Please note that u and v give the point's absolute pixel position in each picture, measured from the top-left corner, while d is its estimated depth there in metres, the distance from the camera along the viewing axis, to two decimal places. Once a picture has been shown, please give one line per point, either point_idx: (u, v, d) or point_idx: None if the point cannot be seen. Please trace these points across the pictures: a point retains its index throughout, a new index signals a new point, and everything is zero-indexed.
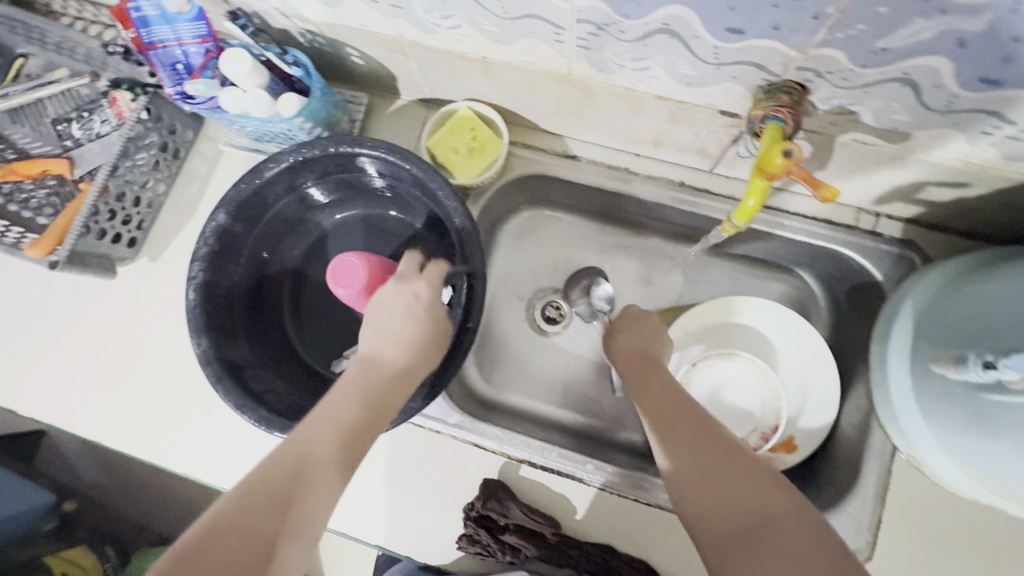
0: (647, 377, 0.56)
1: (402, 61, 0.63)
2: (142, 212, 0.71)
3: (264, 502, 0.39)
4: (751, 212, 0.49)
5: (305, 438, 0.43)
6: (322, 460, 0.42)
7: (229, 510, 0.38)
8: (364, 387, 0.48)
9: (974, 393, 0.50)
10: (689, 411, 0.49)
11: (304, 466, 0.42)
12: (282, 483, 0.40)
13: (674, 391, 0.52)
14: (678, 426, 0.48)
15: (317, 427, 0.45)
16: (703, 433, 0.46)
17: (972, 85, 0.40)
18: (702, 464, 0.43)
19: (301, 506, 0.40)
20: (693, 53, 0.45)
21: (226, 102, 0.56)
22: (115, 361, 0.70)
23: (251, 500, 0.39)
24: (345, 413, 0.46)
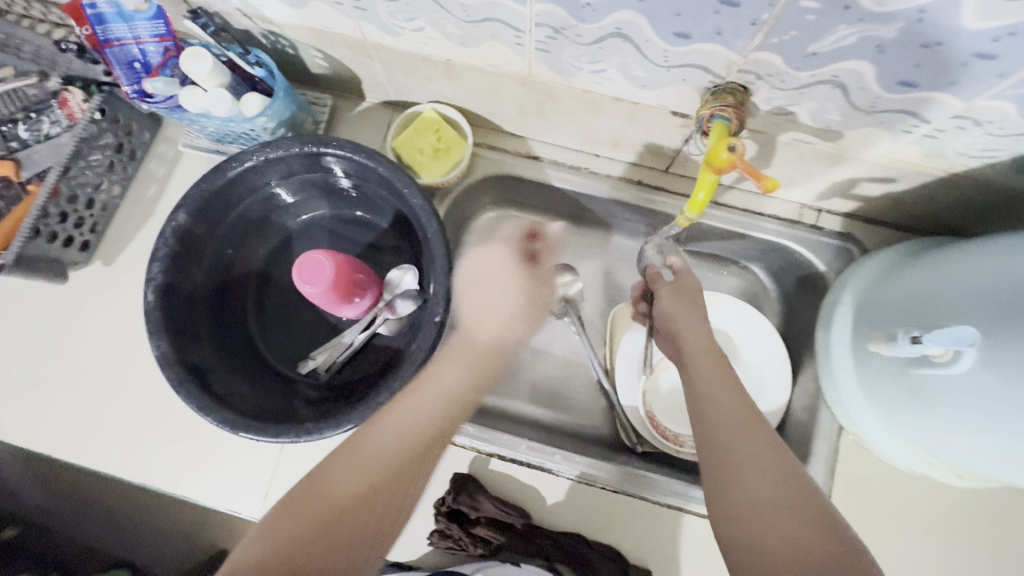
0: (688, 363, 0.55)
1: (367, 63, 0.64)
2: (96, 215, 0.69)
3: (360, 476, 0.48)
4: (702, 205, 0.52)
5: (402, 421, 0.50)
6: (410, 449, 0.50)
7: (335, 476, 0.48)
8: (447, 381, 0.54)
9: (907, 369, 0.53)
10: (738, 403, 0.49)
11: (398, 453, 0.49)
12: (377, 465, 0.48)
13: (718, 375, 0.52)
14: (717, 419, 0.48)
15: (405, 413, 0.51)
16: (748, 431, 0.47)
17: (892, 87, 0.44)
18: (730, 464, 0.45)
19: (395, 488, 0.49)
20: (644, 56, 0.48)
21: (186, 101, 0.56)
22: (66, 369, 0.68)
23: (354, 471, 0.48)
24: (433, 408, 0.52)
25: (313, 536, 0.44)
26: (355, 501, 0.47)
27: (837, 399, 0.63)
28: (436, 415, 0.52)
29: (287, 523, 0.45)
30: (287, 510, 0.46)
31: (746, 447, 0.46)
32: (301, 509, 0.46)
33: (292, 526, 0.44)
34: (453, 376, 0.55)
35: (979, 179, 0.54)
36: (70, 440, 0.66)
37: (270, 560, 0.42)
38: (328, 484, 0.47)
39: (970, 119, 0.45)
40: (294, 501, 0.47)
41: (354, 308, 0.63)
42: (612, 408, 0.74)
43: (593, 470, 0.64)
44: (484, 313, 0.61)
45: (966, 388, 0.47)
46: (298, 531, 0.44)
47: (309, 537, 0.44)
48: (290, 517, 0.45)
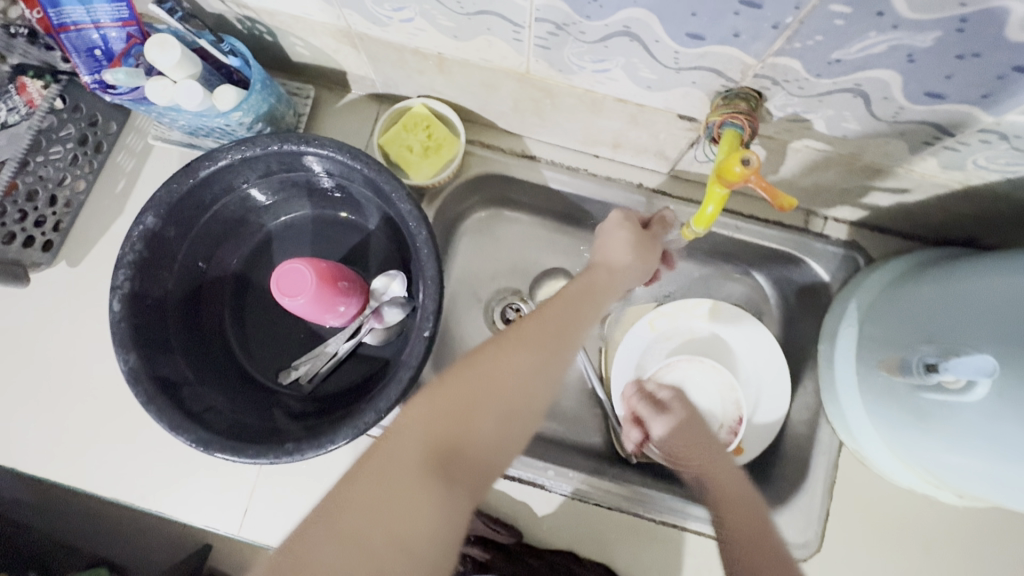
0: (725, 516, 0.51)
1: (352, 53, 0.59)
2: (60, 213, 0.64)
3: (520, 366, 0.44)
4: (711, 218, 0.48)
5: (545, 318, 0.47)
6: (549, 355, 0.45)
7: (500, 363, 0.43)
8: (570, 299, 0.50)
9: (915, 393, 0.51)
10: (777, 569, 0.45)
11: (540, 360, 0.45)
12: (528, 359, 0.44)
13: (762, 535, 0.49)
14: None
15: (548, 321, 0.47)
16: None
17: (918, 98, 0.41)
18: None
19: (546, 381, 0.44)
20: (653, 57, 0.44)
21: (154, 94, 0.52)
22: (31, 377, 0.64)
23: (510, 365, 0.43)
24: (559, 313, 0.48)
25: (481, 409, 0.41)
26: (517, 386, 0.43)
27: (839, 415, 0.61)
28: (561, 321, 0.47)
29: (451, 400, 0.41)
30: (446, 383, 0.42)
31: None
32: (458, 383, 0.42)
33: (451, 407, 0.41)
34: (574, 289, 0.51)
35: (996, 193, 0.51)
36: (35, 453, 0.62)
37: (437, 441, 0.39)
38: (493, 366, 0.43)
39: (997, 133, 0.42)
40: (454, 377, 0.42)
41: (338, 317, 0.59)
42: (607, 418, 0.72)
43: (585, 486, 0.62)
44: (616, 248, 0.55)
45: (979, 413, 0.45)
46: (458, 408, 0.41)
47: (473, 418, 0.41)
48: (448, 394, 0.41)
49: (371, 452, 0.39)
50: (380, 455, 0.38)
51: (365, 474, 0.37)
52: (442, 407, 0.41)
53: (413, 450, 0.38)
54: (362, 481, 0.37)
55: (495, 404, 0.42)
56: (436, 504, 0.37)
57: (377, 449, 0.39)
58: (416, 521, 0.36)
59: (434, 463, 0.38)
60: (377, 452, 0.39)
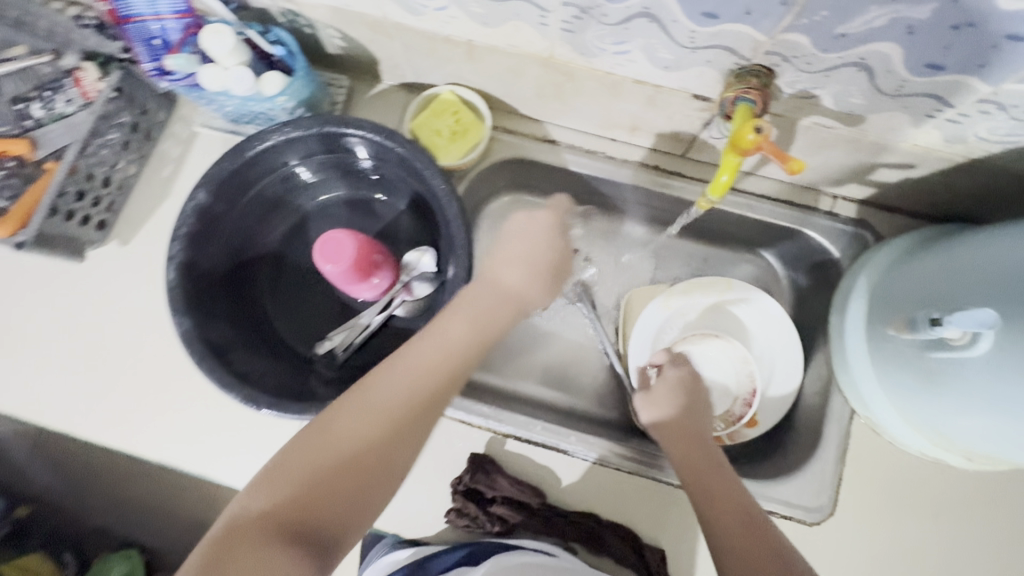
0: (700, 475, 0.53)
1: (386, 43, 0.63)
2: (112, 194, 0.68)
3: (371, 424, 0.47)
4: (725, 186, 0.51)
5: (406, 367, 0.50)
6: (408, 411, 0.48)
7: (345, 426, 0.46)
8: (438, 346, 0.52)
9: (923, 355, 0.53)
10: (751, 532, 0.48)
11: (389, 419, 0.47)
12: (376, 420, 0.47)
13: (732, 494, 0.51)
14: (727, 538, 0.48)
15: (411, 381, 0.49)
16: (766, 558, 0.46)
17: (919, 70, 0.44)
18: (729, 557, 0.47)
19: (398, 436, 0.47)
20: (670, 37, 0.48)
21: (206, 79, 0.56)
22: (83, 347, 0.68)
23: (367, 429, 0.46)
24: (418, 366, 0.50)
25: (332, 472, 0.45)
26: (372, 446, 0.46)
27: (851, 384, 0.64)
28: (428, 374, 0.50)
29: (278, 478, 0.44)
30: (284, 457, 0.45)
31: (743, 526, 0.48)
32: (312, 452, 0.45)
33: (299, 477, 0.44)
34: (461, 324, 0.53)
35: (996, 165, 0.54)
36: (88, 417, 0.66)
37: (285, 511, 0.43)
38: (341, 429, 0.46)
39: (995, 103, 0.45)
40: (289, 452, 0.45)
41: (371, 288, 0.63)
42: (625, 392, 0.75)
43: (609, 452, 0.65)
44: (512, 263, 0.61)
45: (982, 369, 0.47)
46: (303, 474, 0.44)
47: (317, 483, 0.44)
48: (277, 474, 0.44)
49: (223, 525, 0.42)
50: (234, 531, 0.41)
51: (229, 550, 0.40)
52: (285, 482, 0.44)
53: (262, 522, 0.42)
54: (223, 556, 0.40)
55: (349, 469, 0.45)
56: (287, 569, 0.40)
57: (230, 523, 0.42)
58: None
59: (282, 533, 0.42)
60: (230, 527, 0.42)
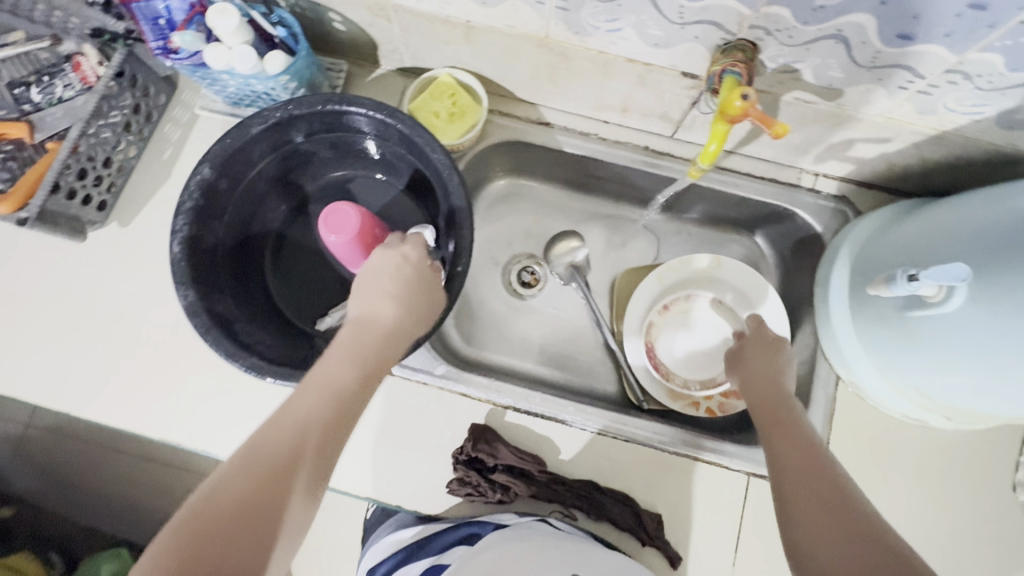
0: (767, 419, 0.52)
1: (386, 26, 0.65)
2: (113, 175, 0.69)
3: (263, 473, 0.40)
4: (713, 155, 0.54)
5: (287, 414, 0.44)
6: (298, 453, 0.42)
7: (226, 486, 0.39)
8: (323, 379, 0.47)
9: (901, 314, 0.56)
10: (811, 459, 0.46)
11: (281, 464, 0.41)
12: (266, 469, 0.41)
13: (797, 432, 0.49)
14: (803, 501, 0.43)
15: (296, 421, 0.44)
16: (826, 490, 0.43)
17: (891, 41, 0.47)
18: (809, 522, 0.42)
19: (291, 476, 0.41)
20: (660, 12, 0.51)
21: (210, 58, 0.57)
22: (82, 327, 0.68)
23: (254, 484, 0.40)
24: (310, 411, 0.45)
25: (222, 538, 0.37)
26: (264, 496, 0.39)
27: (835, 350, 0.66)
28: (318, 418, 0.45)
29: (175, 560, 0.36)
30: (173, 537, 0.37)
31: (805, 462, 0.46)
32: (199, 525, 0.37)
33: (196, 553, 0.36)
34: (342, 358, 0.49)
35: (966, 137, 0.57)
36: (87, 397, 0.66)
37: None
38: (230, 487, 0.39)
39: (961, 73, 0.48)
40: (184, 532, 0.37)
41: None
42: (619, 367, 0.77)
43: (609, 423, 0.67)
44: (377, 297, 0.54)
45: (957, 322, 0.50)
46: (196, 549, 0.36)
47: (213, 553, 0.36)
48: (174, 555, 0.36)
49: None
50: None
51: None
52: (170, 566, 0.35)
53: None
54: None
55: (234, 526, 0.38)
56: None
57: None
58: None
59: None
60: None
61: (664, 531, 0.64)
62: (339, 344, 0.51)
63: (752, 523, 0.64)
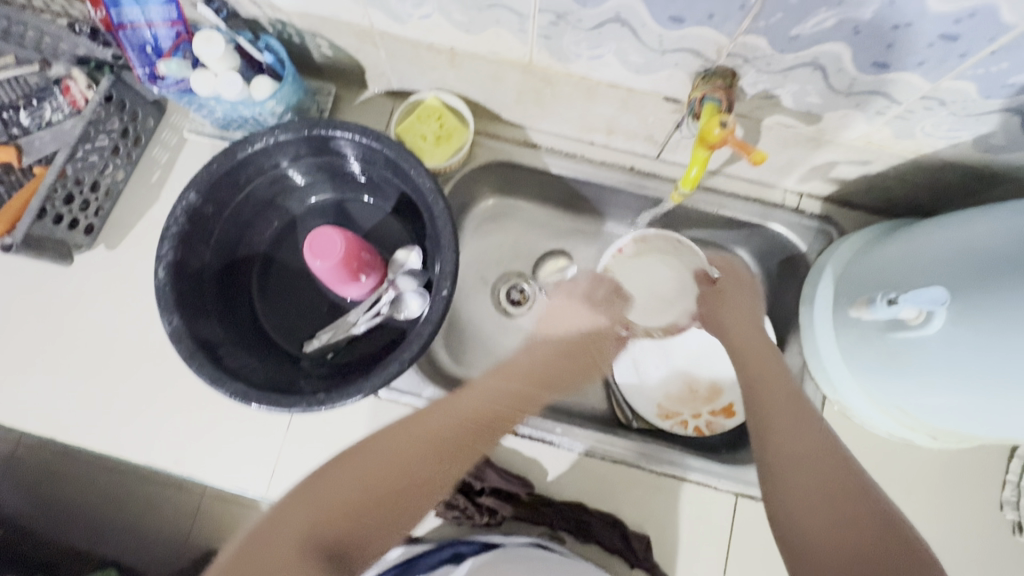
0: (767, 379, 0.59)
1: (372, 51, 0.66)
2: (100, 199, 0.69)
3: (427, 440, 0.53)
4: (695, 179, 0.55)
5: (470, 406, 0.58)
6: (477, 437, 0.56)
7: (368, 444, 0.52)
8: (512, 390, 0.64)
9: (884, 335, 0.56)
10: (808, 429, 0.53)
11: (432, 442, 0.53)
12: (421, 438, 0.53)
13: (794, 399, 0.56)
14: (786, 465, 0.50)
15: (473, 409, 0.58)
16: (812, 451, 0.50)
17: (866, 69, 0.48)
18: (792, 484, 0.48)
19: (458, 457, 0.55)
20: (640, 41, 0.52)
21: (197, 84, 0.58)
22: (68, 351, 0.68)
23: (414, 443, 0.52)
24: (449, 435, 0.54)
25: (367, 472, 0.49)
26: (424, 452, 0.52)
27: (821, 370, 0.67)
28: (443, 447, 0.54)
29: (324, 481, 0.48)
30: (322, 472, 0.49)
31: (795, 424, 0.53)
32: (353, 458, 0.50)
33: (347, 478, 0.48)
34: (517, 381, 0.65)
35: (945, 159, 0.58)
36: (72, 422, 0.66)
37: (321, 520, 0.45)
38: (391, 442, 0.52)
39: (936, 99, 0.49)
40: (348, 457, 0.50)
41: (360, 286, 0.65)
42: (608, 386, 0.77)
43: (595, 443, 0.67)
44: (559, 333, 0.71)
45: (938, 344, 0.50)
46: (354, 474, 0.49)
47: (372, 482, 0.49)
48: (330, 474, 0.49)
49: (246, 538, 0.44)
50: (254, 545, 0.44)
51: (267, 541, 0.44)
52: (337, 485, 0.48)
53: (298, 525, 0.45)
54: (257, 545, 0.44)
55: (388, 474, 0.50)
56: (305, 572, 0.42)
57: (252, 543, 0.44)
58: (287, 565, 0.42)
59: (313, 542, 0.44)
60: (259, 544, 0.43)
61: (652, 552, 0.63)
62: (508, 369, 0.66)
63: (741, 543, 0.64)
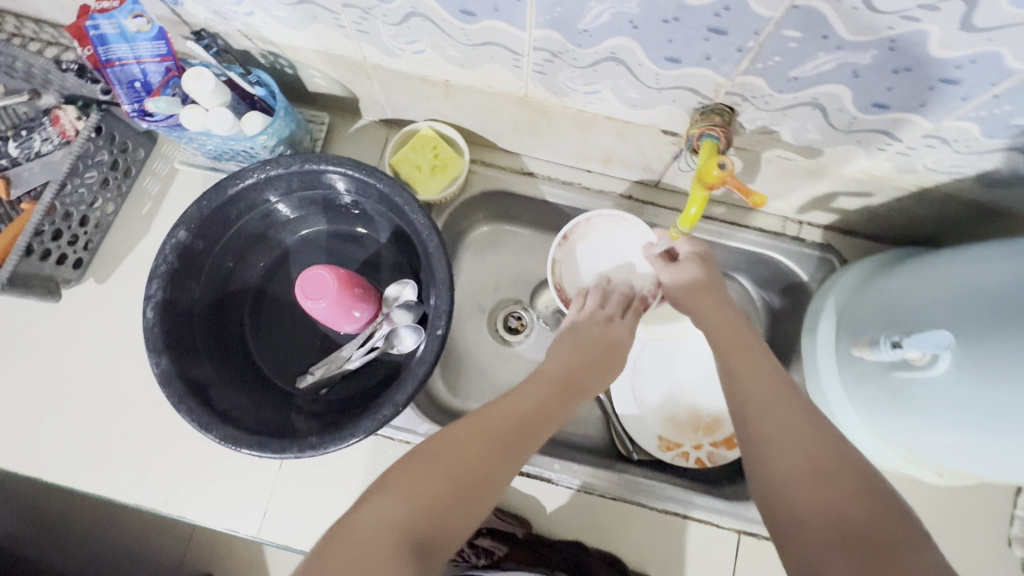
0: (738, 353, 0.53)
1: (366, 83, 0.65)
2: (89, 233, 0.68)
3: (507, 418, 0.48)
4: (694, 218, 0.54)
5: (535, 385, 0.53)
6: (553, 411, 0.52)
7: (456, 427, 0.47)
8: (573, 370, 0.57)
9: (889, 373, 0.55)
10: (784, 401, 0.48)
11: (522, 419, 0.49)
12: (512, 415, 0.49)
13: (767, 370, 0.51)
14: (761, 444, 0.45)
15: (549, 389, 0.53)
16: (792, 430, 0.45)
17: (867, 109, 0.47)
18: (774, 463, 0.44)
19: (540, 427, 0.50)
20: (637, 79, 0.51)
21: (187, 119, 0.57)
22: (58, 388, 0.67)
23: (497, 422, 0.48)
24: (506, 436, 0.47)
25: (452, 456, 0.44)
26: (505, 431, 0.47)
27: (824, 405, 0.66)
28: (504, 442, 0.47)
29: (414, 469, 0.43)
30: (416, 458, 0.44)
31: (770, 398, 0.48)
32: (439, 447, 0.45)
33: (433, 467, 0.43)
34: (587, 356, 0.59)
35: (948, 193, 0.57)
36: (61, 461, 0.65)
37: (412, 514, 0.40)
38: (476, 423, 0.47)
39: (939, 138, 0.48)
40: (432, 443, 0.45)
41: (354, 322, 0.63)
42: (607, 417, 0.75)
43: (593, 479, 0.65)
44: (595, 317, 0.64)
45: (943, 386, 0.49)
46: (439, 461, 0.44)
47: (458, 468, 0.44)
48: (419, 464, 0.44)
49: (337, 529, 0.40)
50: (346, 536, 0.39)
51: (354, 536, 0.39)
52: (425, 473, 0.43)
53: (387, 516, 0.40)
54: (346, 543, 0.39)
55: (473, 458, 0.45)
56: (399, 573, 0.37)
57: (345, 530, 0.40)
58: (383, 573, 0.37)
59: (404, 539, 0.39)
60: (349, 535, 0.39)
61: None
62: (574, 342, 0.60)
63: None
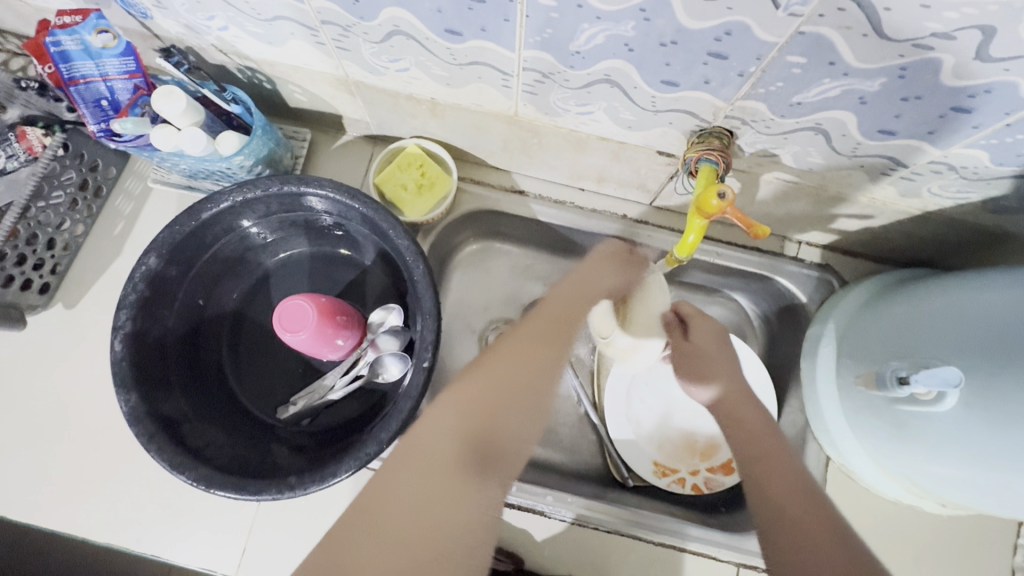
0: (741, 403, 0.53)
1: (348, 99, 0.62)
2: (57, 256, 0.65)
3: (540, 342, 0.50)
4: (692, 246, 0.51)
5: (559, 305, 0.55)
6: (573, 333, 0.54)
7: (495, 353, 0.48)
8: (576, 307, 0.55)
9: (893, 406, 0.53)
10: (780, 454, 0.46)
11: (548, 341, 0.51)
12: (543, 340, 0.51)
13: (763, 426, 0.50)
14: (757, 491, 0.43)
15: (572, 313, 0.55)
16: (784, 484, 0.43)
17: (872, 135, 0.45)
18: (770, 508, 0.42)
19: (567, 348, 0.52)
20: (632, 101, 0.48)
21: (157, 140, 0.53)
22: (24, 421, 0.63)
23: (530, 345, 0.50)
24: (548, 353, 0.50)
25: (498, 381, 0.46)
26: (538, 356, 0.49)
27: (824, 433, 0.63)
28: (541, 362, 0.49)
29: (467, 395, 0.44)
30: (465, 383, 0.45)
31: (766, 450, 0.47)
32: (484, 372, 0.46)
33: (479, 395, 0.44)
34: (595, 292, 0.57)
35: (952, 217, 0.55)
36: (27, 498, 0.61)
37: (469, 433, 0.42)
38: (514, 347, 0.49)
39: (945, 164, 0.46)
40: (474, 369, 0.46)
41: (337, 350, 0.60)
42: (602, 442, 0.73)
43: (587, 512, 0.63)
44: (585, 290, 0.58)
45: (950, 422, 0.47)
46: (487, 384, 0.45)
47: (502, 392, 0.45)
48: (472, 390, 0.44)
49: (400, 449, 0.41)
50: (409, 454, 0.40)
51: (415, 458, 0.40)
52: (474, 396, 0.44)
53: (447, 442, 0.41)
54: (407, 469, 0.40)
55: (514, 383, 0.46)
56: (468, 497, 0.39)
57: (406, 448, 0.41)
58: (451, 499, 0.39)
59: (465, 457, 0.41)
60: (409, 453, 0.41)
61: None
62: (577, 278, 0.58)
63: None
